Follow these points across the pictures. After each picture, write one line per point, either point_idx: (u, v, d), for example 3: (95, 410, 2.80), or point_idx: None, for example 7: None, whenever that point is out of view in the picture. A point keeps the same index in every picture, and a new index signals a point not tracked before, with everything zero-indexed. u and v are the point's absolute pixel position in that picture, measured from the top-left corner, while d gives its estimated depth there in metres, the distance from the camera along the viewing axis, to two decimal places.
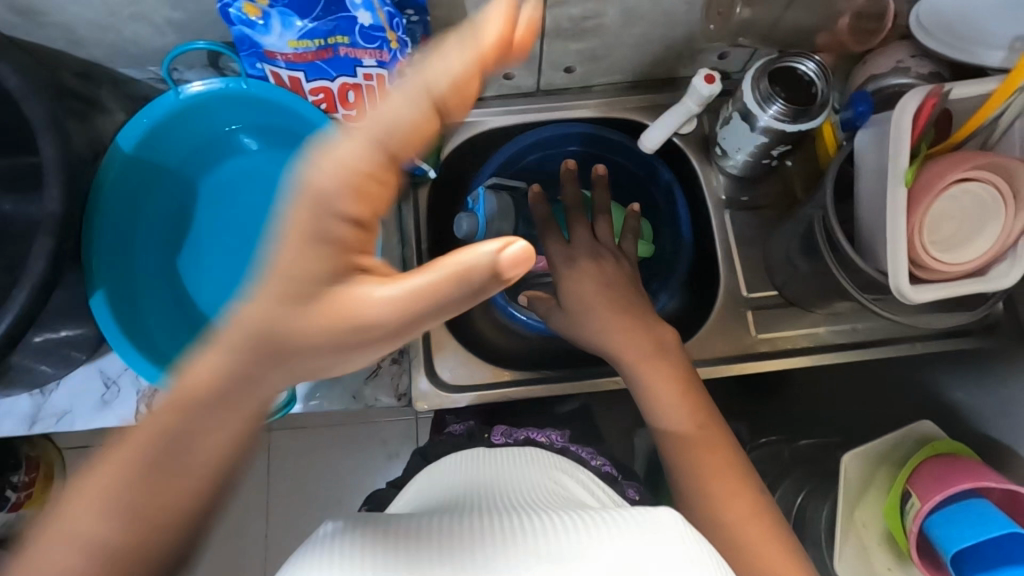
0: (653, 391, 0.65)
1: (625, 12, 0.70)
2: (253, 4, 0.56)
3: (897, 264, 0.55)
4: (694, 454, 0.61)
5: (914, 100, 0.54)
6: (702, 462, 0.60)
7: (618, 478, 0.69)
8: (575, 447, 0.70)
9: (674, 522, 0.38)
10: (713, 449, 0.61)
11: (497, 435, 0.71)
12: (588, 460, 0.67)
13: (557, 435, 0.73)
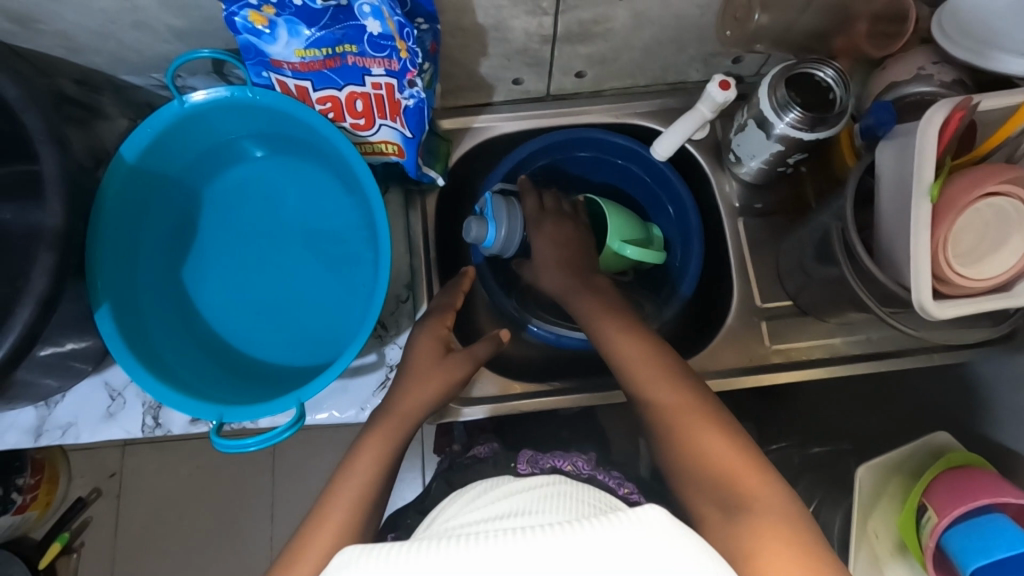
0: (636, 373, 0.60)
1: (637, 16, 0.68)
2: (259, 12, 0.55)
3: (920, 280, 0.54)
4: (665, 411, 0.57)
5: (942, 112, 0.53)
6: (675, 417, 0.56)
7: (645, 505, 0.69)
8: (603, 476, 0.69)
9: (660, 520, 0.37)
10: (684, 401, 0.57)
11: (522, 465, 0.68)
12: (617, 489, 0.68)
13: (583, 461, 0.72)
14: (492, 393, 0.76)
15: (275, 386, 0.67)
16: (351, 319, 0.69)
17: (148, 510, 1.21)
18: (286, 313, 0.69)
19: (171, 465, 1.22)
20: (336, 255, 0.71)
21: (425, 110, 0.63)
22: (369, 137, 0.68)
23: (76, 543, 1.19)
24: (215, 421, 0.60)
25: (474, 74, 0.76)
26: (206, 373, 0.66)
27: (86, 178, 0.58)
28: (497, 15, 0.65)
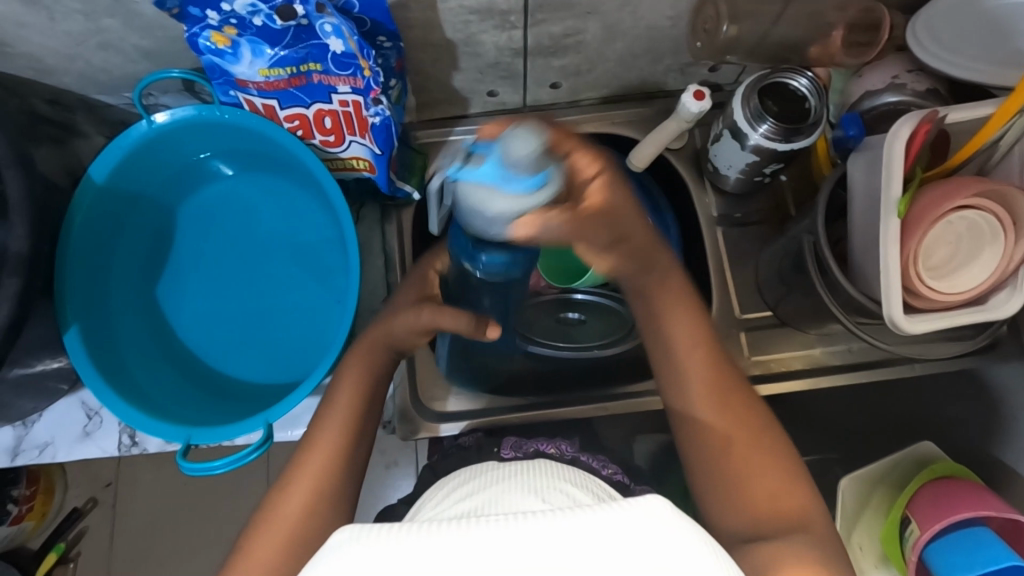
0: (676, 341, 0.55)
1: (608, 28, 0.67)
2: (221, 32, 0.55)
3: (890, 295, 0.53)
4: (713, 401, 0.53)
5: (908, 125, 0.52)
6: (725, 413, 0.52)
7: (630, 484, 0.68)
8: (586, 458, 0.69)
9: (661, 508, 0.32)
10: (738, 400, 0.53)
11: (505, 449, 0.67)
12: (600, 469, 0.66)
13: (566, 444, 0.71)
14: (465, 409, 0.76)
15: (249, 406, 0.67)
16: (325, 337, 0.68)
17: (141, 520, 1.21)
18: (259, 331, 0.69)
19: (164, 475, 1.23)
20: (311, 272, 0.70)
21: (392, 127, 0.63)
22: (340, 153, 0.68)
23: (72, 554, 1.19)
24: (183, 444, 0.59)
25: (448, 86, 0.75)
26: (180, 394, 0.66)
27: (53, 199, 0.58)
28: (466, 30, 0.64)
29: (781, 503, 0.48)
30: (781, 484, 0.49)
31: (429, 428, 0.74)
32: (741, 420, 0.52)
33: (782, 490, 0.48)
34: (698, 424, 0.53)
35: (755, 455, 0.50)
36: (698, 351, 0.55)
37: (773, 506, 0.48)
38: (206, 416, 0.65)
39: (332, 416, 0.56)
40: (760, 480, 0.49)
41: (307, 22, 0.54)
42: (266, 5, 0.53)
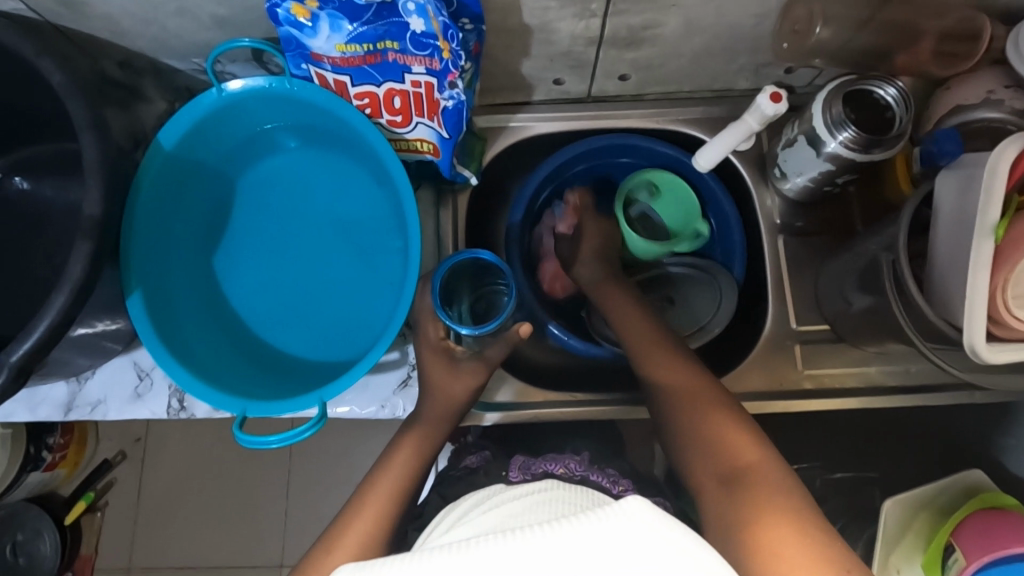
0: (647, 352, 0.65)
1: (689, 22, 0.65)
2: (302, 4, 0.54)
3: (974, 322, 0.51)
4: (687, 411, 0.57)
5: (1014, 148, 0.49)
6: (705, 420, 0.55)
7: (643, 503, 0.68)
8: (596, 476, 0.69)
9: (642, 509, 0.35)
10: (704, 397, 0.57)
11: (515, 474, 0.69)
12: (611, 489, 0.67)
13: (575, 461, 0.71)
14: (512, 400, 0.75)
15: (301, 380, 0.67)
16: (378, 315, 0.68)
17: (170, 476, 1.24)
18: (311, 307, 0.69)
19: (194, 433, 1.25)
20: (367, 247, 0.70)
21: (464, 112, 0.62)
22: (405, 134, 0.67)
23: (102, 502, 1.22)
24: (238, 415, 0.60)
25: (515, 73, 0.74)
26: (233, 364, 0.67)
27: (126, 164, 0.59)
28: (543, 16, 0.63)
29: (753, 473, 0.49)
30: (751, 459, 0.50)
31: (474, 417, 0.73)
32: (708, 412, 0.55)
33: (749, 458, 0.50)
34: (682, 421, 0.57)
35: (726, 427, 0.54)
36: (662, 360, 0.63)
37: (749, 477, 0.49)
38: (260, 389, 0.65)
39: (389, 466, 0.63)
40: (737, 460, 0.50)
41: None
42: None
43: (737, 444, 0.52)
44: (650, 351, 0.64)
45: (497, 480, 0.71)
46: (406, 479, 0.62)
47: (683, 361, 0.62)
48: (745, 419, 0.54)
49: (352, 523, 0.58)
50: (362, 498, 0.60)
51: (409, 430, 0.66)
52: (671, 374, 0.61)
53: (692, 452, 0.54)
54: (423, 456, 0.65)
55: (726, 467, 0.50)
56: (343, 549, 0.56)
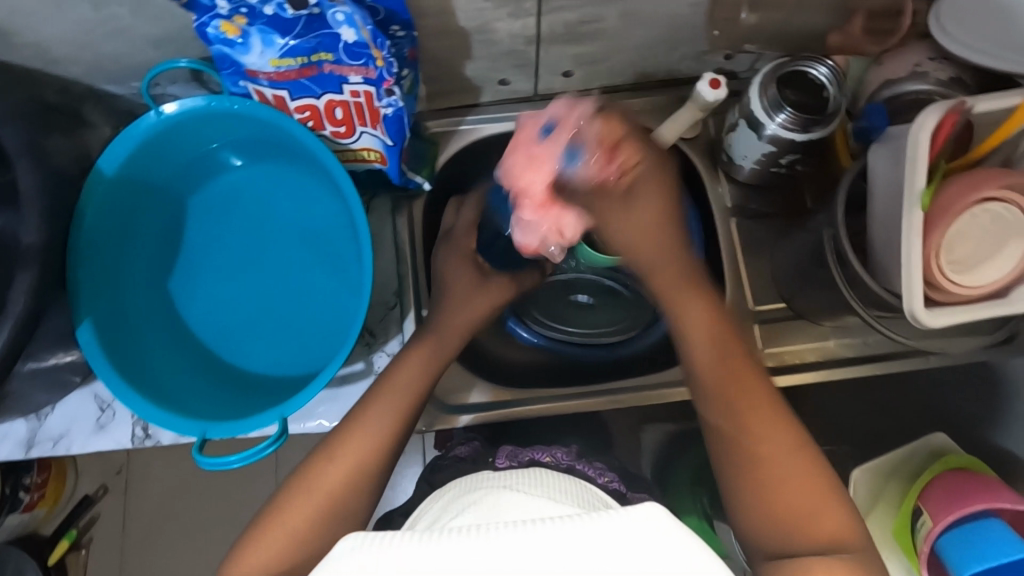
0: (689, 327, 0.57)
1: (625, 15, 0.66)
2: (230, 22, 0.54)
3: (912, 287, 0.52)
4: (733, 390, 0.54)
5: (934, 116, 0.51)
6: (744, 417, 0.52)
7: (626, 493, 0.67)
8: (583, 466, 0.67)
9: (654, 517, 0.35)
10: (759, 407, 0.53)
11: (502, 461, 0.69)
12: (596, 478, 0.65)
13: (562, 452, 0.70)
14: (484, 401, 0.75)
15: (264, 398, 0.67)
16: (337, 326, 0.68)
17: (152, 508, 1.20)
18: (270, 323, 0.69)
19: (174, 462, 1.22)
20: (321, 260, 0.70)
21: (405, 118, 0.62)
22: (351, 144, 0.67)
23: (85, 539, 1.19)
24: (199, 438, 0.60)
25: (461, 75, 0.74)
26: (194, 387, 0.66)
27: (66, 191, 0.58)
28: (481, 18, 0.63)
29: (819, 524, 0.47)
30: (816, 503, 0.48)
31: (446, 421, 0.74)
32: (769, 430, 0.51)
33: (808, 485, 0.48)
34: (722, 423, 0.53)
35: (770, 436, 0.51)
36: (705, 325, 0.57)
37: (818, 527, 0.46)
38: (222, 410, 0.65)
39: (385, 397, 0.60)
40: (806, 508, 0.47)
41: (319, 11, 0.53)
42: None
43: (803, 488, 0.48)
44: (720, 358, 0.56)
45: (487, 468, 0.71)
46: (410, 400, 0.61)
47: (749, 367, 0.56)
48: (809, 446, 0.51)
49: (340, 448, 0.56)
50: (355, 429, 0.57)
51: (415, 360, 0.63)
52: (726, 377, 0.55)
53: (744, 480, 0.50)
54: (430, 374, 0.63)
55: (786, 509, 0.48)
56: (340, 463, 0.55)
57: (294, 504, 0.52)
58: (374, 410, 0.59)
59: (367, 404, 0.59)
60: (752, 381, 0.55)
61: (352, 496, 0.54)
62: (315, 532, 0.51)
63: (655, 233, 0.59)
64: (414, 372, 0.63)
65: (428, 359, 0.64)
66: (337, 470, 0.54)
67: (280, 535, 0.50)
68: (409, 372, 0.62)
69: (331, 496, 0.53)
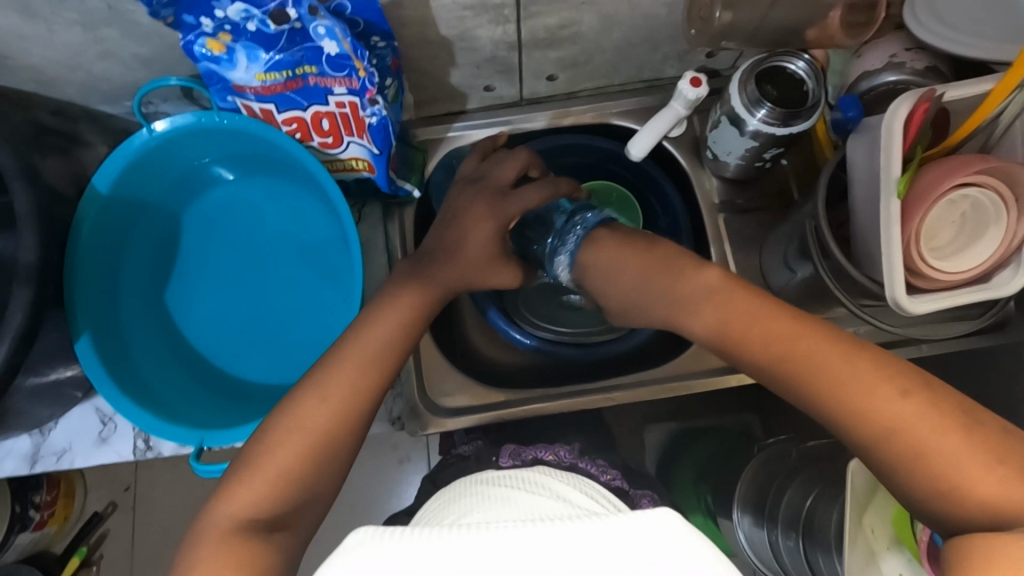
0: (721, 308, 0.54)
1: (603, 18, 0.67)
2: (216, 39, 0.55)
3: (893, 275, 0.52)
4: (784, 345, 0.49)
5: (906, 105, 0.52)
6: (819, 362, 0.47)
7: (629, 491, 0.67)
8: (585, 464, 0.67)
9: (667, 523, 0.35)
10: (854, 369, 0.45)
11: (504, 459, 0.70)
12: (599, 475, 0.65)
13: (565, 450, 0.71)
14: (476, 403, 0.76)
15: (260, 406, 0.68)
16: (331, 333, 0.69)
17: (161, 522, 1.21)
18: (265, 331, 0.70)
19: (181, 476, 1.23)
20: (313, 265, 0.71)
21: (390, 127, 0.63)
22: (339, 154, 0.69)
23: (96, 556, 1.20)
24: (196, 446, 0.61)
25: (446, 83, 0.76)
26: (192, 397, 0.68)
27: (60, 207, 0.59)
28: (461, 26, 0.64)
29: (973, 482, 0.39)
30: (942, 443, 0.41)
31: (443, 423, 0.74)
32: (853, 373, 0.45)
33: (919, 425, 0.42)
34: (794, 382, 0.48)
35: (855, 379, 0.45)
36: (735, 297, 0.54)
37: (958, 474, 0.40)
38: (220, 419, 0.66)
39: (365, 336, 0.57)
40: (937, 446, 0.41)
41: (300, 25, 0.54)
42: (261, 10, 0.52)
43: (919, 428, 0.42)
44: (771, 325, 0.51)
45: (487, 465, 0.71)
46: (391, 341, 0.58)
47: (831, 336, 0.48)
48: (939, 403, 0.43)
49: (307, 399, 0.53)
50: (330, 384, 0.54)
51: (396, 324, 0.59)
52: (768, 330, 0.51)
53: (850, 432, 0.45)
54: (418, 318, 0.60)
55: (914, 457, 0.41)
56: (318, 404, 0.52)
57: (280, 447, 0.51)
58: (346, 364, 0.55)
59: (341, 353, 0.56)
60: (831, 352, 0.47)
61: (337, 434, 0.52)
62: (309, 467, 0.51)
63: (634, 276, 0.60)
64: (389, 325, 0.58)
65: (413, 319, 0.60)
66: (317, 415, 0.52)
67: (270, 472, 0.49)
68: (378, 327, 0.58)
69: (317, 435, 0.51)
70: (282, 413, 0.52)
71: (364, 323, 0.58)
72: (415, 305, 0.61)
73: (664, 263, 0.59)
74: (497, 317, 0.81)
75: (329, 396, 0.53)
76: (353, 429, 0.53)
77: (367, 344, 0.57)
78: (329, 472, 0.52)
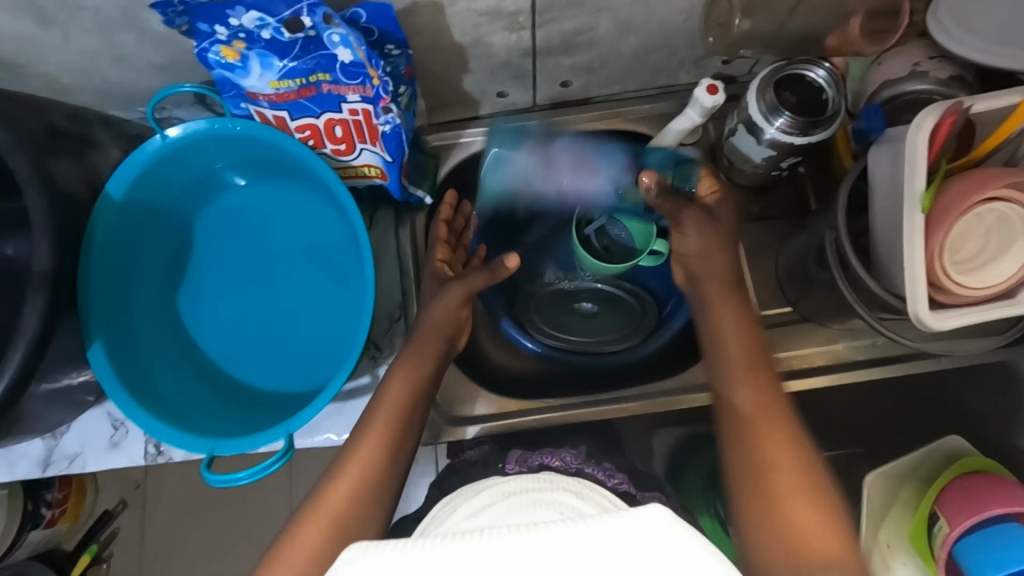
0: (721, 328, 0.63)
1: (620, 24, 0.66)
2: (230, 46, 0.54)
3: (915, 290, 0.51)
4: (738, 378, 0.58)
5: (932, 117, 0.50)
6: (751, 402, 0.56)
7: (636, 495, 0.67)
8: (592, 469, 0.67)
9: (664, 524, 0.34)
10: (777, 436, 0.53)
11: (511, 465, 0.69)
12: (606, 481, 0.65)
13: (572, 455, 0.70)
14: (490, 412, 0.76)
15: (270, 415, 0.68)
16: (342, 340, 0.69)
17: (170, 522, 1.22)
18: (276, 339, 0.70)
19: (191, 476, 1.23)
20: (325, 273, 0.71)
21: (403, 134, 0.63)
22: (351, 161, 0.68)
23: (105, 554, 1.21)
24: (207, 455, 0.60)
25: (459, 89, 0.75)
26: (204, 404, 0.67)
27: (75, 212, 0.59)
28: (475, 32, 0.64)
29: (811, 535, 0.47)
30: (800, 499, 0.49)
31: (454, 432, 0.74)
32: (768, 422, 0.54)
33: (788, 480, 0.50)
34: (729, 414, 0.56)
35: (768, 428, 0.53)
36: (735, 329, 0.62)
37: (798, 523, 0.48)
38: (231, 428, 0.66)
39: (383, 403, 0.61)
40: (792, 503, 0.49)
41: (316, 33, 0.54)
42: (275, 18, 0.52)
43: (790, 481, 0.50)
44: (738, 363, 0.59)
45: (496, 472, 0.71)
46: (405, 403, 0.61)
47: (778, 399, 0.56)
48: (819, 484, 0.50)
49: (339, 473, 0.56)
50: (356, 456, 0.57)
51: (414, 389, 0.62)
52: (740, 367, 0.59)
53: (741, 463, 0.53)
54: (426, 379, 0.64)
55: (772, 498, 0.50)
56: (341, 483, 0.55)
57: (304, 532, 0.51)
58: (367, 431, 0.59)
59: (362, 426, 0.59)
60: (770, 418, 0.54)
61: (357, 512, 0.53)
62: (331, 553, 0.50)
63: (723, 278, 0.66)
64: (403, 384, 0.62)
65: (421, 382, 0.63)
66: (338, 494, 0.54)
67: (298, 559, 0.49)
68: (392, 391, 0.62)
69: (338, 515, 0.53)
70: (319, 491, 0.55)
71: (382, 390, 0.62)
72: (422, 368, 0.64)
73: (741, 283, 0.67)
74: (510, 328, 0.82)
75: (351, 465, 0.56)
76: (382, 492, 0.55)
77: (384, 407, 0.60)
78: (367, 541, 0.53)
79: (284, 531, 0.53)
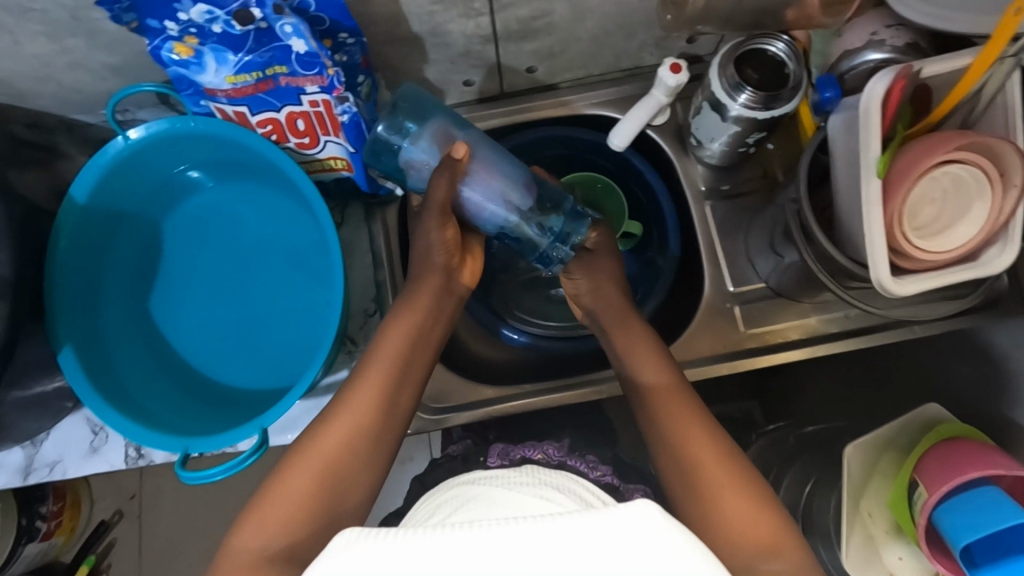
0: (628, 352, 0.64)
1: (576, 7, 0.66)
2: (182, 42, 0.54)
3: (875, 255, 0.51)
4: (663, 405, 0.58)
5: (882, 83, 0.51)
6: (676, 417, 0.57)
7: (620, 486, 0.67)
8: (574, 462, 0.67)
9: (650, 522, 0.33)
10: (705, 442, 0.54)
11: (492, 459, 0.69)
12: (588, 473, 0.65)
13: (554, 448, 0.70)
14: (468, 401, 0.75)
15: (245, 414, 0.68)
16: (316, 336, 0.69)
17: (166, 531, 1.21)
18: (250, 337, 0.70)
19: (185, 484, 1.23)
20: (296, 269, 0.71)
21: (363, 124, 0.63)
22: (316, 154, 0.69)
23: (103, 565, 1.20)
24: (181, 454, 0.60)
25: (422, 79, 0.75)
26: (181, 407, 0.67)
27: (35, 217, 0.59)
28: (431, 21, 0.64)
29: (754, 540, 0.48)
30: (738, 508, 0.49)
31: (434, 422, 0.74)
32: (699, 437, 0.54)
33: (734, 501, 0.50)
34: (659, 429, 0.57)
35: (692, 432, 0.55)
36: (645, 355, 0.63)
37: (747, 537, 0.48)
38: (206, 428, 0.66)
39: (382, 347, 0.60)
40: (728, 514, 0.49)
41: (266, 25, 0.53)
42: (224, 11, 0.52)
43: (728, 494, 0.50)
44: (657, 391, 0.59)
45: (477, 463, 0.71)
46: (403, 355, 0.60)
47: (692, 408, 0.57)
48: (753, 486, 0.51)
49: (328, 423, 0.55)
50: (348, 403, 0.56)
51: (414, 340, 0.61)
52: (661, 397, 0.59)
53: (683, 486, 0.52)
54: (425, 330, 0.63)
55: (710, 513, 0.50)
56: (337, 427, 0.55)
57: (295, 474, 0.52)
58: (364, 379, 0.58)
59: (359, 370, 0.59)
60: (674, 391, 0.59)
61: (349, 458, 0.54)
62: (325, 499, 0.51)
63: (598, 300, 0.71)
64: (401, 327, 0.61)
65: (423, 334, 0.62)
66: (334, 438, 0.54)
67: (284, 501, 0.50)
68: (395, 330, 0.61)
69: (327, 465, 0.53)
70: (306, 440, 0.55)
71: (385, 336, 0.61)
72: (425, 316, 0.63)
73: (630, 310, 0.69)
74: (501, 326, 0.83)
75: (344, 412, 0.56)
76: (372, 446, 0.55)
77: (384, 352, 0.59)
78: (353, 498, 0.53)
79: (268, 480, 0.53)
